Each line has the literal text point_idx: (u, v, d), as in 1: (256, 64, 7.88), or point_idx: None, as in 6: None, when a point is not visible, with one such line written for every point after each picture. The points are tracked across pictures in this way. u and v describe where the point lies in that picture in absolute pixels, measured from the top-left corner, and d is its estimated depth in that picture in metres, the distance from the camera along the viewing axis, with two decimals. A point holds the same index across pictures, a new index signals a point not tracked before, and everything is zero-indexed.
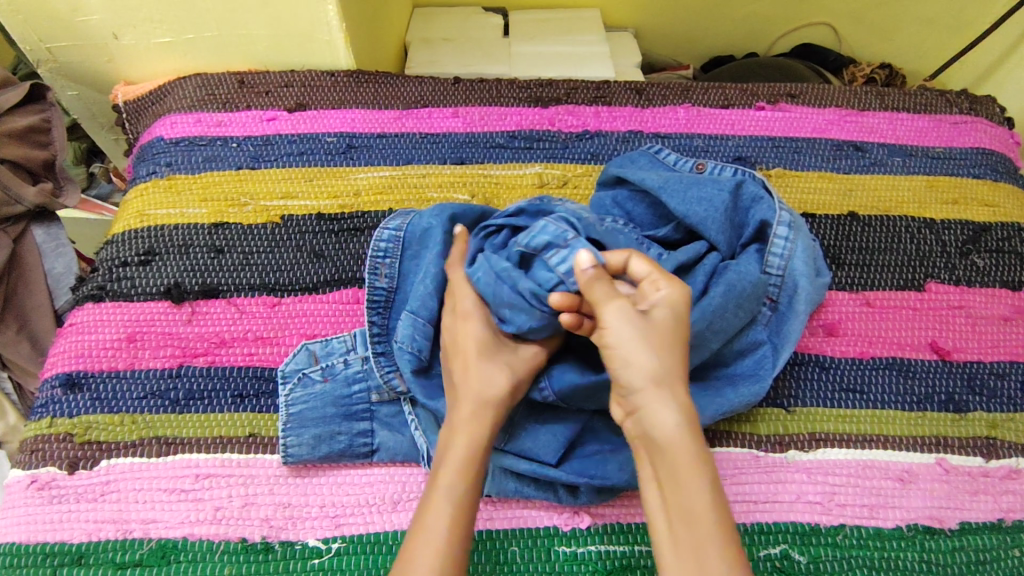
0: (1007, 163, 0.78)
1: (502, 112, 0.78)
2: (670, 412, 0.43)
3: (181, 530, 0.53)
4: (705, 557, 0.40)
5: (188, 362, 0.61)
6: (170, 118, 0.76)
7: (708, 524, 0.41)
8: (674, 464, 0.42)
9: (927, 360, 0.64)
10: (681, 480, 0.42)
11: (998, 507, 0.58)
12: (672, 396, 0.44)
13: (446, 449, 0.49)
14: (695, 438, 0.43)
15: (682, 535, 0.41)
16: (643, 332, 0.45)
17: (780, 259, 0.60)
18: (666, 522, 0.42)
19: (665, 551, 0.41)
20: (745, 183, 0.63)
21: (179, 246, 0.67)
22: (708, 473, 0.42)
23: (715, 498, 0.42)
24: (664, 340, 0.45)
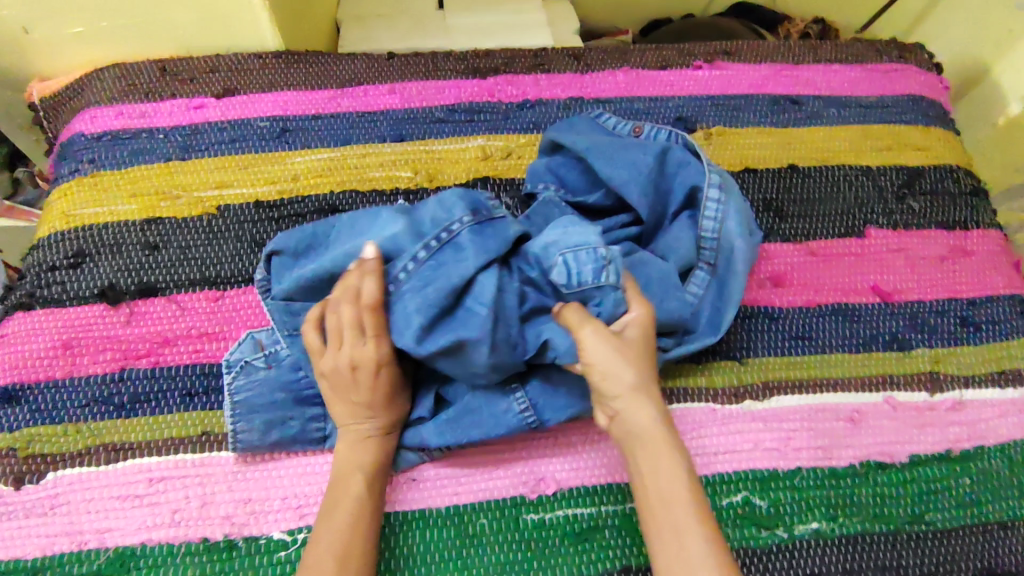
0: (937, 108, 0.81)
1: (441, 86, 0.76)
2: (648, 410, 0.48)
3: (138, 536, 0.52)
4: (686, 534, 0.45)
5: (130, 365, 0.58)
6: (90, 113, 0.72)
7: (687, 508, 0.46)
8: (657, 455, 0.47)
9: (870, 303, 0.66)
10: (660, 471, 0.47)
11: (945, 437, 0.61)
12: (648, 397, 0.49)
13: (354, 452, 0.52)
14: (669, 431, 0.49)
15: (665, 522, 0.45)
16: (619, 349, 0.48)
17: (713, 223, 0.60)
18: (648, 507, 0.47)
19: (651, 531, 0.46)
20: (671, 149, 0.63)
21: (111, 245, 0.64)
22: (682, 461, 0.48)
23: (692, 482, 0.47)
24: (631, 352, 0.49)
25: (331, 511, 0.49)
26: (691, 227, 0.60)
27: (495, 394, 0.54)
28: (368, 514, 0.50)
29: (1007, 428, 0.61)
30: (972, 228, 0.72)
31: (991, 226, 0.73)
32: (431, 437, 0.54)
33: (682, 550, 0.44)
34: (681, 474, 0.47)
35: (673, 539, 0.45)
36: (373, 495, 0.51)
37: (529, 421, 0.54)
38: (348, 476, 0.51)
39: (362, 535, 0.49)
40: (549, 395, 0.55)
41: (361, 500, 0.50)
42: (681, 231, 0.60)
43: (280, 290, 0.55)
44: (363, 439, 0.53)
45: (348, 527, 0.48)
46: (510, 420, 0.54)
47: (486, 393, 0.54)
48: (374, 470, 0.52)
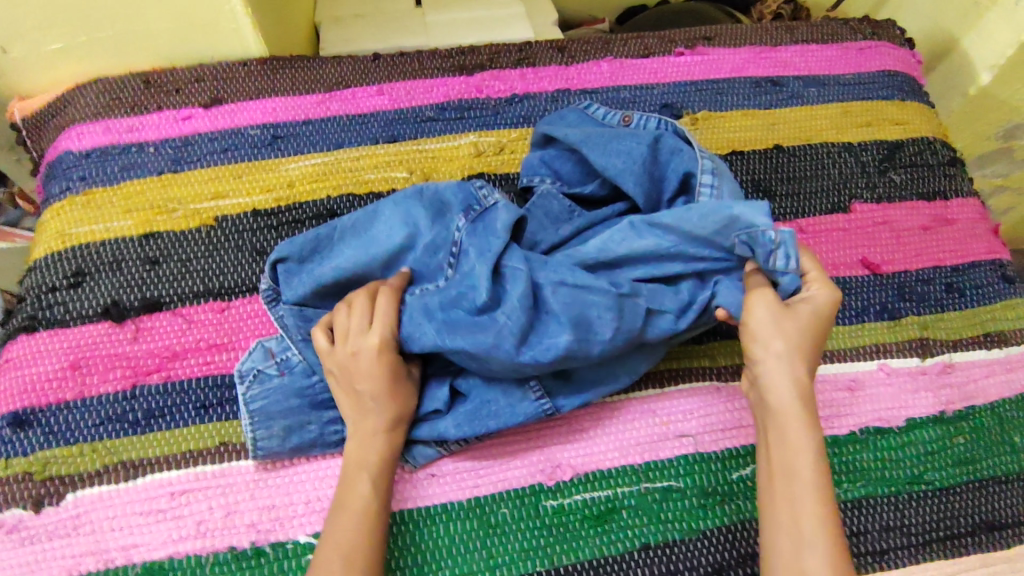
0: (912, 82, 0.83)
1: (429, 85, 0.76)
2: (794, 381, 0.49)
3: (164, 550, 0.52)
4: (800, 505, 0.46)
5: (141, 381, 0.59)
6: (76, 130, 0.71)
7: (812, 482, 0.47)
8: (789, 428, 0.48)
9: (860, 275, 0.69)
10: (796, 445, 0.48)
11: (939, 400, 0.63)
12: (792, 371, 0.49)
13: (361, 451, 0.52)
14: (807, 410, 0.49)
15: (785, 489, 0.47)
16: (777, 318, 0.50)
17: None
18: (768, 474, 0.48)
19: (765, 495, 0.48)
20: (662, 136, 0.64)
21: (110, 263, 0.64)
22: (816, 437, 0.48)
23: (819, 463, 0.47)
24: (784, 326, 0.50)
25: (340, 512, 0.50)
26: None
27: (511, 385, 0.56)
28: (375, 514, 0.50)
29: (996, 387, 0.64)
30: (952, 197, 0.75)
31: (969, 195, 0.76)
32: (450, 430, 0.55)
33: (796, 518, 0.46)
34: (809, 451, 0.47)
35: (787, 507, 0.46)
36: (379, 494, 0.51)
37: (546, 408, 0.56)
38: (354, 476, 0.51)
39: (369, 535, 0.49)
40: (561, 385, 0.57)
41: (367, 499, 0.50)
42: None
43: (292, 296, 0.57)
44: (369, 438, 0.52)
45: (354, 527, 0.49)
46: (527, 409, 0.55)
47: (502, 385, 0.56)
48: (380, 469, 0.52)
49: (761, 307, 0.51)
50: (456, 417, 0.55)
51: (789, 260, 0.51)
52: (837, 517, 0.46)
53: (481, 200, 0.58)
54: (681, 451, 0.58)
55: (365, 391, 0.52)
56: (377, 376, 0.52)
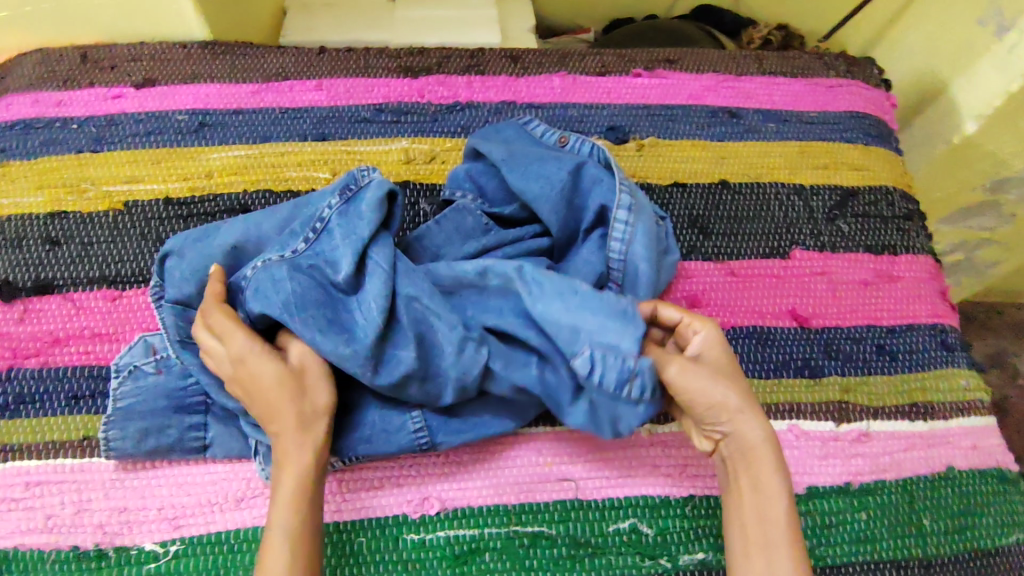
0: (881, 126, 0.79)
1: (370, 84, 0.74)
2: (756, 425, 0.50)
3: (11, 540, 0.52)
4: (776, 551, 0.47)
5: (18, 364, 0.58)
6: (6, 99, 0.70)
7: (784, 527, 0.48)
8: (759, 474, 0.49)
9: (786, 327, 0.65)
10: (768, 489, 0.49)
11: (847, 470, 0.60)
12: (755, 415, 0.50)
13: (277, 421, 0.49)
14: (775, 447, 0.50)
15: (764, 535, 0.48)
16: (714, 372, 0.50)
17: (621, 245, 0.58)
18: (743, 526, 0.49)
19: (741, 548, 0.49)
20: (587, 164, 0.61)
21: (12, 240, 0.63)
22: (785, 479, 0.49)
23: (789, 505, 0.48)
24: (722, 373, 0.51)
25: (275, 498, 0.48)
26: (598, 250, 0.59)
27: (392, 409, 0.54)
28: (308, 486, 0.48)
29: (911, 462, 0.61)
30: (901, 253, 0.71)
31: (921, 252, 0.71)
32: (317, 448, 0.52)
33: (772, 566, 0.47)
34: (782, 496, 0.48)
35: (762, 552, 0.47)
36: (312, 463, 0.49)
37: (420, 443, 0.54)
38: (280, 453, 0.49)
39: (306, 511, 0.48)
40: (442, 420, 0.55)
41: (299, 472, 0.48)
42: (590, 254, 0.59)
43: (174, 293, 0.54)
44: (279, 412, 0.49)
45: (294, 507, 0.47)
46: (402, 439, 0.54)
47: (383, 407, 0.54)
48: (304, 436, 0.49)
49: (694, 343, 0.52)
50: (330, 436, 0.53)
51: (644, 391, 0.49)
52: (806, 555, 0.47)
53: (357, 179, 0.56)
54: (560, 495, 0.56)
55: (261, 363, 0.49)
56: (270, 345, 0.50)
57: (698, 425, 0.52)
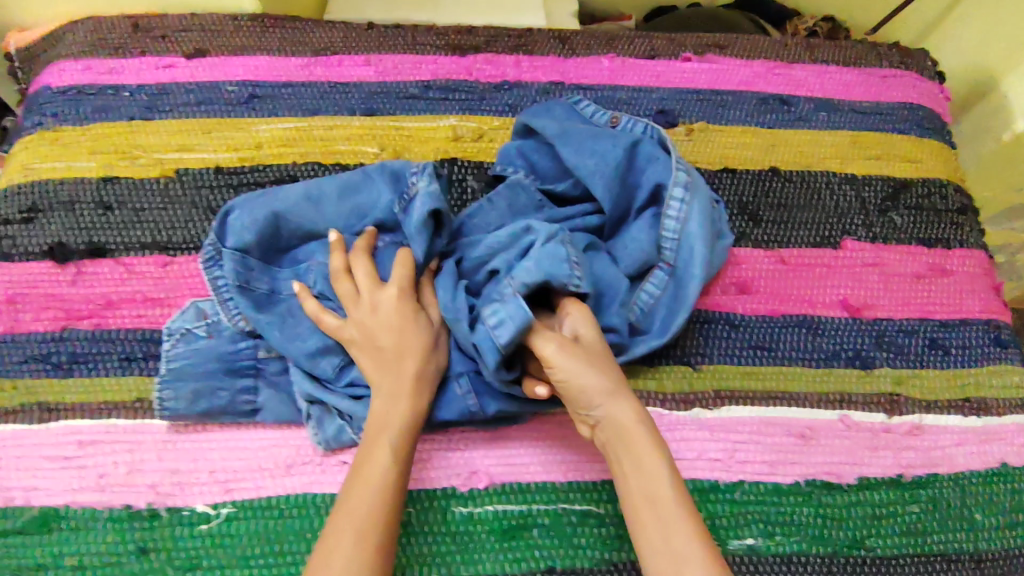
0: (935, 119, 0.77)
1: (418, 61, 0.73)
2: (626, 406, 0.48)
3: (63, 497, 0.52)
4: (672, 532, 0.44)
5: (72, 325, 0.58)
6: (58, 66, 0.70)
7: (672, 503, 0.46)
8: (637, 454, 0.47)
9: (837, 317, 0.64)
10: (649, 472, 0.47)
11: (898, 462, 0.59)
12: (627, 397, 0.49)
13: (382, 417, 0.50)
14: (649, 428, 0.48)
15: (652, 518, 0.45)
16: (583, 356, 0.49)
17: (675, 223, 0.58)
18: (637, 514, 0.46)
19: (639, 540, 0.46)
20: (642, 142, 0.60)
21: (65, 203, 0.63)
22: (664, 456, 0.47)
23: (676, 486, 0.47)
24: (594, 353, 0.50)
25: (350, 491, 0.47)
26: (651, 228, 0.58)
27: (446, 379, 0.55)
28: (390, 489, 0.47)
29: (963, 457, 0.60)
30: (954, 247, 0.69)
31: (975, 247, 0.70)
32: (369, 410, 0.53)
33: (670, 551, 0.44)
34: (665, 477, 0.46)
35: (654, 537, 0.45)
36: (399, 465, 0.48)
37: (470, 406, 0.54)
38: (371, 450, 0.49)
39: (385, 514, 0.46)
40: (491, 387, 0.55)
41: (385, 472, 0.48)
42: (642, 231, 0.58)
43: (235, 242, 0.56)
44: (389, 408, 0.50)
45: (367, 506, 0.46)
46: (455, 405, 0.54)
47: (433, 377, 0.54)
48: (400, 436, 0.49)
49: (571, 321, 0.51)
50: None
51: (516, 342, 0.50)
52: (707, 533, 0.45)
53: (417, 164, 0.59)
54: (609, 475, 0.55)
55: (398, 349, 0.52)
56: (406, 336, 0.52)
57: (573, 414, 0.50)
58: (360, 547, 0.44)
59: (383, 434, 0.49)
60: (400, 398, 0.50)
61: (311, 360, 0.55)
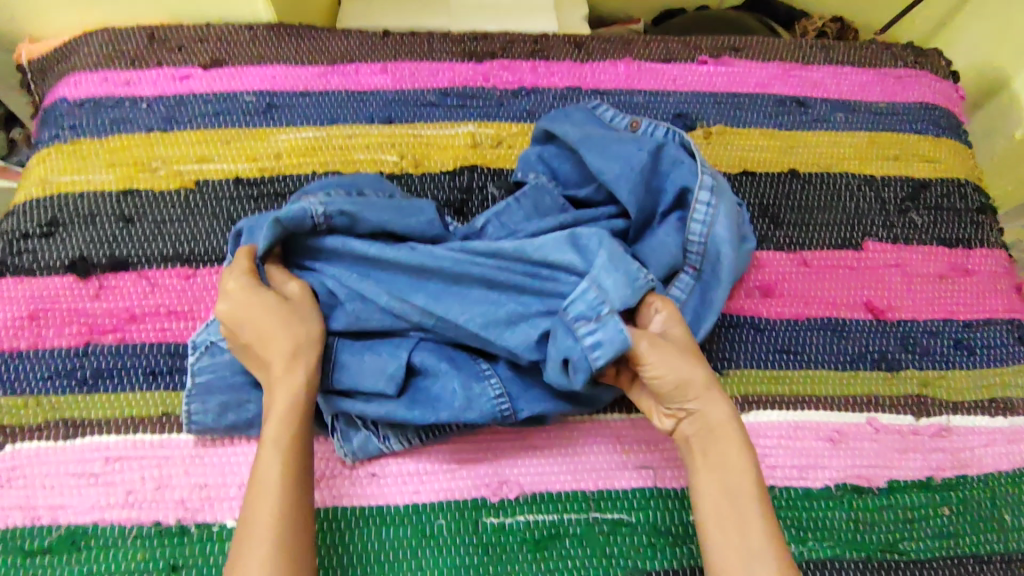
0: (951, 118, 0.77)
1: (435, 68, 0.73)
2: (722, 404, 0.49)
3: (91, 515, 0.52)
4: (748, 528, 0.45)
5: (96, 340, 0.58)
6: (74, 78, 0.70)
7: (751, 502, 0.46)
8: (725, 452, 0.48)
9: (861, 319, 0.64)
10: (732, 467, 0.47)
11: (928, 464, 0.59)
12: (721, 394, 0.49)
13: (268, 409, 0.50)
14: (739, 425, 0.49)
15: (729, 513, 0.46)
16: (680, 351, 0.50)
17: (701, 227, 0.58)
18: (712, 505, 0.47)
19: (711, 529, 0.46)
20: (666, 146, 0.60)
21: (85, 216, 0.63)
22: (750, 457, 0.48)
23: (758, 484, 0.47)
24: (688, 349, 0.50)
25: (253, 487, 0.47)
26: (678, 231, 0.58)
27: (471, 375, 0.53)
28: (289, 476, 0.47)
29: (992, 458, 0.60)
30: (976, 246, 0.69)
31: (996, 246, 0.70)
32: (400, 413, 0.52)
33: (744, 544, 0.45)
34: (748, 473, 0.47)
35: (728, 528, 0.46)
36: (297, 453, 0.48)
37: (502, 410, 0.53)
38: (263, 443, 0.48)
39: (286, 500, 0.46)
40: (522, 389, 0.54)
41: (277, 461, 0.47)
42: (668, 233, 0.58)
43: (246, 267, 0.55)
44: (275, 400, 0.49)
45: (271, 496, 0.46)
46: (484, 406, 0.52)
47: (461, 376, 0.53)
48: (286, 427, 0.49)
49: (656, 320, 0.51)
50: (409, 404, 0.52)
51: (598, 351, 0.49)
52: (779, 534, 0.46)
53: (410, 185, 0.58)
54: (639, 483, 0.55)
55: (256, 344, 0.51)
56: (271, 334, 0.50)
57: (657, 407, 0.51)
58: (268, 535, 0.44)
59: (270, 427, 0.49)
60: (277, 387, 0.50)
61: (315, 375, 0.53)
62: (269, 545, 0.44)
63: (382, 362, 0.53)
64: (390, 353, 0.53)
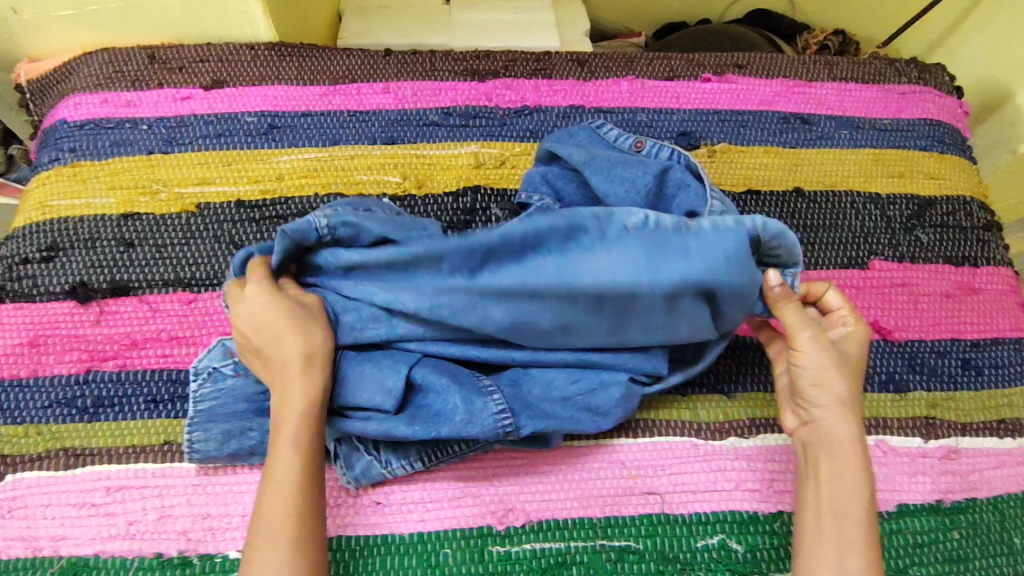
0: (955, 134, 0.77)
1: (437, 87, 0.73)
2: (847, 424, 0.49)
3: (92, 547, 0.51)
4: (848, 541, 0.46)
5: (97, 366, 0.57)
6: (74, 99, 0.70)
7: (856, 516, 0.47)
8: (841, 465, 0.48)
9: (868, 339, 0.64)
10: (845, 479, 0.48)
11: (937, 488, 0.58)
12: (852, 416, 0.50)
13: (283, 408, 0.49)
14: (865, 449, 0.49)
15: (829, 527, 0.47)
16: (834, 363, 0.50)
17: None
18: (816, 514, 0.48)
19: (808, 536, 0.47)
20: (672, 168, 0.59)
21: (86, 240, 0.62)
22: (866, 480, 0.48)
23: (869, 509, 0.47)
24: (847, 367, 0.51)
25: (267, 491, 0.47)
26: None
27: (472, 391, 0.51)
28: (303, 481, 0.47)
29: (1002, 480, 0.59)
30: (982, 264, 0.69)
31: (1002, 263, 0.70)
32: (400, 430, 0.50)
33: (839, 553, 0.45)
34: (862, 492, 0.47)
35: (829, 532, 0.47)
36: (311, 459, 0.48)
37: (505, 425, 0.51)
38: (277, 447, 0.48)
39: (301, 505, 0.47)
40: (524, 404, 0.52)
41: (294, 467, 0.47)
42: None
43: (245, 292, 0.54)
44: (288, 406, 0.48)
45: (286, 500, 0.46)
46: (486, 421, 0.50)
47: (463, 392, 0.51)
48: (302, 433, 0.48)
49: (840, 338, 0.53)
50: (409, 421, 0.51)
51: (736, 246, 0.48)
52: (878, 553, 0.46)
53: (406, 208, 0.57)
54: (646, 509, 0.55)
55: (270, 347, 0.50)
56: (282, 338, 0.49)
57: (790, 404, 0.52)
58: (284, 538, 0.45)
59: (286, 427, 0.48)
60: (291, 391, 0.49)
61: None
62: (287, 550, 0.45)
63: (381, 377, 0.51)
64: (390, 367, 0.51)
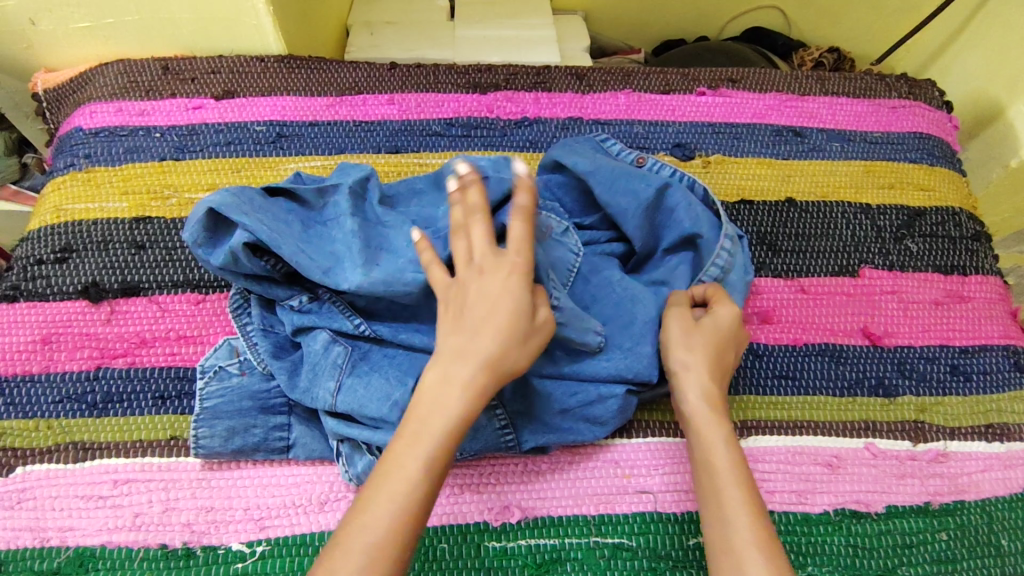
0: (944, 147, 0.78)
1: (440, 99, 0.75)
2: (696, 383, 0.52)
3: (99, 538, 0.52)
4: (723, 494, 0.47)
5: (107, 364, 0.59)
6: (90, 107, 0.72)
7: (729, 476, 0.48)
8: (703, 429, 0.51)
9: (858, 345, 0.65)
10: (716, 451, 0.50)
11: (926, 490, 0.59)
12: (699, 379, 0.53)
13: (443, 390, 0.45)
14: (716, 407, 0.52)
15: (706, 491, 0.48)
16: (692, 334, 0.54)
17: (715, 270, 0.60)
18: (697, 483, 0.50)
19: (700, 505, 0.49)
20: (674, 186, 0.61)
21: (98, 242, 0.64)
22: (726, 430, 0.51)
23: (733, 457, 0.49)
24: (686, 340, 0.54)
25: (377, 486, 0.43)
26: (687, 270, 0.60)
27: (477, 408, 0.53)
28: (423, 493, 0.43)
29: (991, 484, 0.60)
30: (971, 273, 0.70)
31: (990, 272, 0.71)
32: None
33: (726, 529, 0.46)
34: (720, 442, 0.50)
35: (715, 506, 0.47)
36: (435, 474, 0.43)
37: (506, 441, 0.54)
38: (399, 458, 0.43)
39: (410, 517, 0.42)
40: (528, 419, 0.55)
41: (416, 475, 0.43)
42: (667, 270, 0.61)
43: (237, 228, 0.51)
44: (443, 398, 0.45)
45: (398, 504, 0.42)
46: (490, 437, 0.54)
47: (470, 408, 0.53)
48: (441, 446, 0.44)
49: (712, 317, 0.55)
50: None
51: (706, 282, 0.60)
52: (756, 505, 0.47)
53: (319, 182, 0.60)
54: (640, 507, 0.56)
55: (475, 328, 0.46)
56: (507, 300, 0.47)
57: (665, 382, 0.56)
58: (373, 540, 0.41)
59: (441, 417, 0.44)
60: (453, 392, 0.45)
61: (309, 394, 0.53)
62: (380, 555, 0.40)
63: (388, 388, 0.51)
64: (398, 379, 0.52)
